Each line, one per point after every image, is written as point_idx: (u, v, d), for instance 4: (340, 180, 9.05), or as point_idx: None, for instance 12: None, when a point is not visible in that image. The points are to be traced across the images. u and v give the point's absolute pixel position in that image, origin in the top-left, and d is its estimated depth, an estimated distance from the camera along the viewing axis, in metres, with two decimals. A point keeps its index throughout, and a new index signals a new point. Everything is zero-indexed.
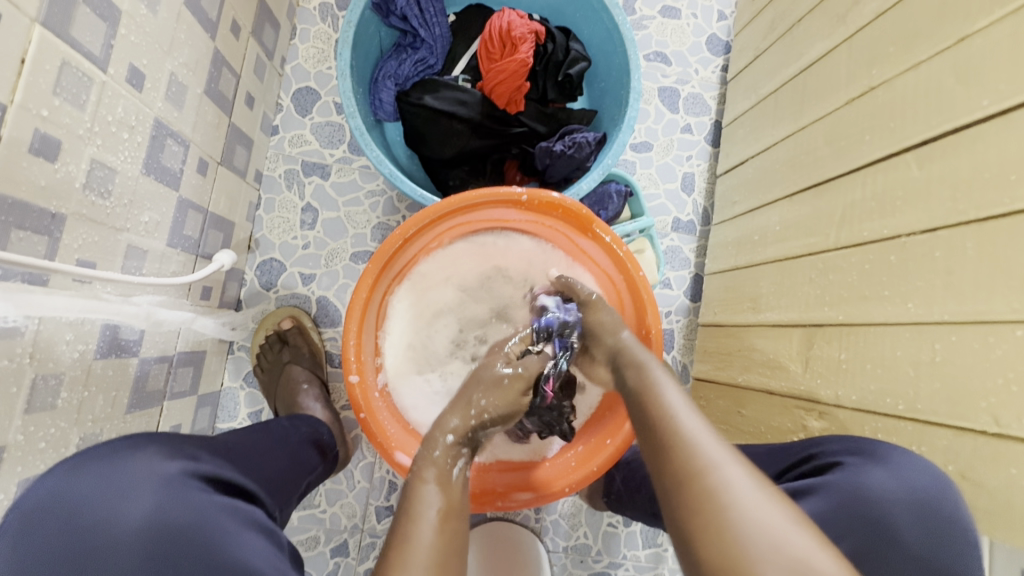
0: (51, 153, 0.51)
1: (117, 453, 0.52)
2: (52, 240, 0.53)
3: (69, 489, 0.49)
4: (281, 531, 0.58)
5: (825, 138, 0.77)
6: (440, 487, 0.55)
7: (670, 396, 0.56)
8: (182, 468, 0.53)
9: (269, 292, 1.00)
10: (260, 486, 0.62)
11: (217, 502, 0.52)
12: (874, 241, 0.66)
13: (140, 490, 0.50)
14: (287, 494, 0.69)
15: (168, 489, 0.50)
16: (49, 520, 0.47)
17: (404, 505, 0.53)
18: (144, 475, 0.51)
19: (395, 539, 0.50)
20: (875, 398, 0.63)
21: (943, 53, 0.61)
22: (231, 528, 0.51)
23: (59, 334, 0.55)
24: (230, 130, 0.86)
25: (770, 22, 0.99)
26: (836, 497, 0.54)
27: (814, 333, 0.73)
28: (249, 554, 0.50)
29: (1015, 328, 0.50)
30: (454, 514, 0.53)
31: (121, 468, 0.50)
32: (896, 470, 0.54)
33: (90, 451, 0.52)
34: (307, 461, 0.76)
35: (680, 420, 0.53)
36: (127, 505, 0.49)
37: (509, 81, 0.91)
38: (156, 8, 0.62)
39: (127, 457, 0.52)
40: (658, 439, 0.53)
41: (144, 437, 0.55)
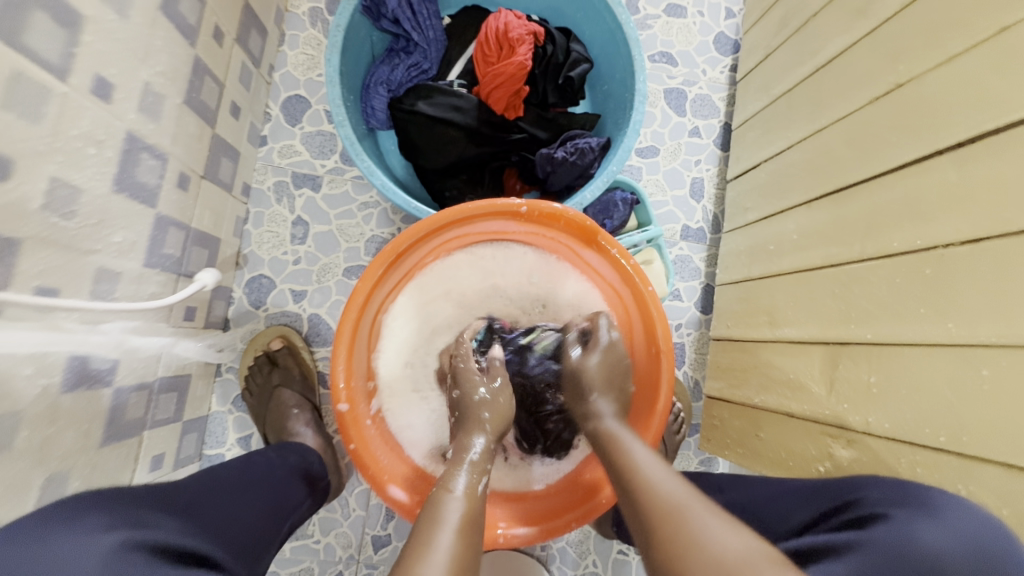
0: (3, 171, 0.46)
1: (54, 527, 0.46)
2: (8, 266, 0.48)
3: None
4: None
5: (846, 141, 0.72)
6: (466, 497, 0.55)
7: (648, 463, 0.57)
8: (131, 539, 0.47)
9: (259, 310, 0.95)
10: (224, 548, 0.57)
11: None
12: (905, 253, 0.60)
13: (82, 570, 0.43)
14: (261, 548, 0.63)
15: (113, 567, 0.44)
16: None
17: (428, 511, 0.53)
18: (86, 552, 0.44)
19: (412, 543, 0.49)
20: (913, 426, 0.57)
21: (980, 47, 0.56)
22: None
23: (17, 369, 0.50)
24: (215, 142, 0.82)
25: (781, 19, 0.94)
26: (879, 548, 0.47)
27: (839, 352, 0.67)
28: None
29: None
30: (473, 530, 0.52)
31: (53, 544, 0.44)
32: (943, 511, 0.48)
33: (37, 514, 0.47)
34: (285, 505, 0.70)
35: (667, 492, 0.52)
36: None
37: (506, 85, 0.86)
38: (127, 14, 0.58)
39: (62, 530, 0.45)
40: (649, 523, 0.50)
41: (89, 500, 0.50)
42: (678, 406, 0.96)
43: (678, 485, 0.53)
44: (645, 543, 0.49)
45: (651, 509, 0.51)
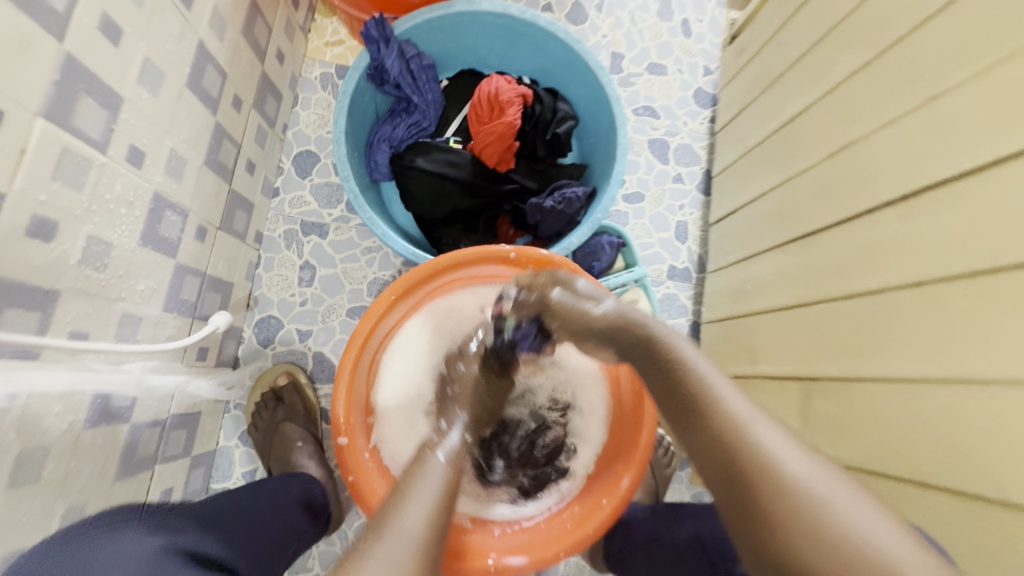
0: (48, 234, 0.53)
1: (94, 540, 0.52)
2: (45, 315, 0.54)
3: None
4: None
5: (809, 191, 0.78)
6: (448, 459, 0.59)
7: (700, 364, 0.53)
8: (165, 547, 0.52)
9: (266, 349, 1.01)
10: (241, 559, 0.61)
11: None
12: (861, 295, 0.64)
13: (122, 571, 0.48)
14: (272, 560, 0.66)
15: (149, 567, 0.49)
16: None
17: (412, 467, 0.58)
18: (122, 559, 0.49)
19: (391, 498, 0.54)
20: (878, 461, 0.60)
21: (909, 116, 0.61)
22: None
23: (46, 408, 0.56)
24: (231, 196, 0.90)
25: (753, 77, 1.02)
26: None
27: (812, 388, 0.70)
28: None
29: (1006, 388, 0.47)
30: (451, 496, 0.56)
31: (101, 552, 0.50)
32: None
33: (65, 539, 0.52)
34: (296, 526, 0.74)
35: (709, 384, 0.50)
36: None
37: (497, 143, 0.94)
38: (158, 92, 0.66)
39: (108, 539, 0.52)
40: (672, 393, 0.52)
41: (117, 525, 0.55)
42: (666, 439, 1.00)
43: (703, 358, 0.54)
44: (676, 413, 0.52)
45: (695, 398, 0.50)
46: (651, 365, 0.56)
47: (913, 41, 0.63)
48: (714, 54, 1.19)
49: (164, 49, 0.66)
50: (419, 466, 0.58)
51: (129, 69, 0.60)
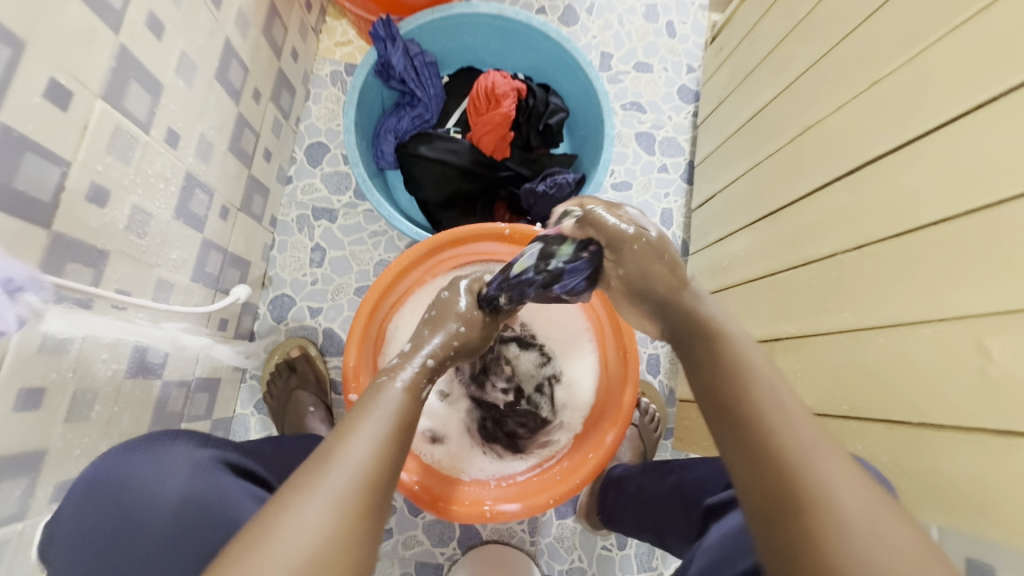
0: (103, 200, 0.61)
1: (154, 444, 0.61)
2: (97, 271, 0.63)
3: (115, 471, 0.57)
4: None
5: (775, 173, 0.86)
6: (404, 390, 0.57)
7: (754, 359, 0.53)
8: (210, 457, 0.63)
9: (280, 324, 1.09)
10: (275, 477, 0.70)
11: (235, 482, 0.61)
12: (817, 261, 0.72)
13: (175, 471, 0.59)
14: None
15: (195, 472, 0.60)
16: (92, 500, 0.55)
17: (363, 400, 0.55)
18: (174, 462, 0.60)
19: (338, 430, 0.51)
20: (826, 403, 0.67)
21: (860, 97, 0.69)
22: (247, 502, 0.59)
23: (96, 354, 0.63)
24: (250, 180, 0.98)
25: (730, 73, 1.10)
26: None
27: (776, 347, 0.78)
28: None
29: (926, 327, 0.54)
30: (405, 428, 0.54)
31: (162, 452, 0.60)
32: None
33: (135, 442, 0.62)
34: None
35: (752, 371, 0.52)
36: (166, 483, 0.57)
37: (494, 131, 1.03)
38: (192, 81, 0.74)
39: (167, 444, 0.62)
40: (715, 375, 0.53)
41: (173, 433, 0.65)
42: (650, 405, 1.06)
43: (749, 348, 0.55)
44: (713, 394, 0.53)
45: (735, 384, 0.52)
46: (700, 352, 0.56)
47: (860, 36, 0.71)
48: (697, 53, 1.27)
49: (197, 44, 0.74)
50: (371, 399, 0.55)
51: (169, 60, 0.69)
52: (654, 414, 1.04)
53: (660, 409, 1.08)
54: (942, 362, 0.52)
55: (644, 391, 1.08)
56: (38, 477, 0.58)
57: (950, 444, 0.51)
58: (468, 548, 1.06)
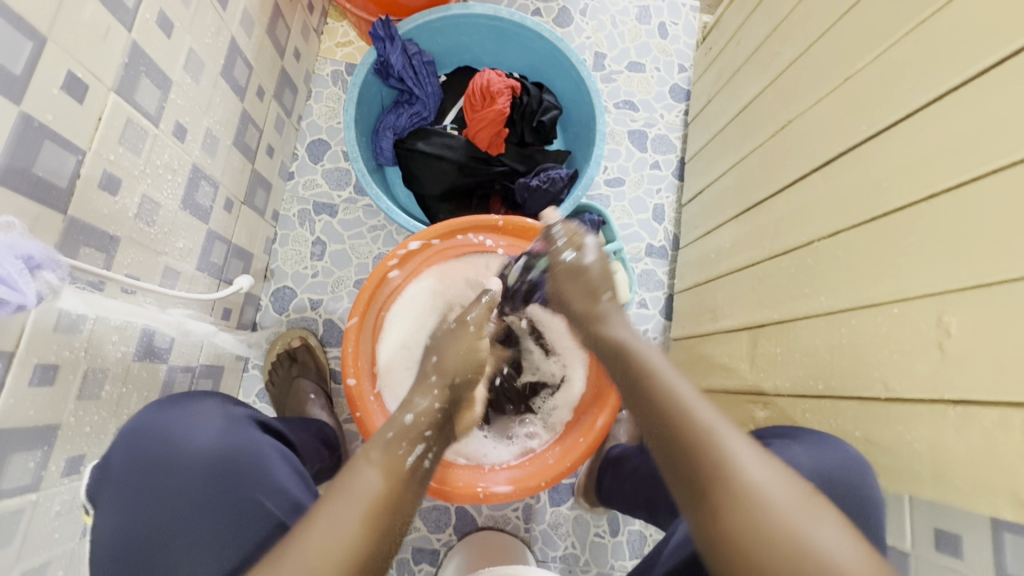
0: (114, 188, 0.65)
1: (189, 399, 0.67)
2: (108, 256, 0.66)
3: (157, 422, 0.63)
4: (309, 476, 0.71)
5: (759, 166, 0.89)
6: (383, 473, 0.56)
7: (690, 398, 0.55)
8: (242, 413, 0.67)
9: (282, 315, 1.12)
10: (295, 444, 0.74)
11: (264, 441, 0.66)
12: (796, 248, 0.75)
13: (210, 422, 0.64)
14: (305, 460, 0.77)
15: (230, 425, 0.65)
16: (139, 445, 0.61)
17: (341, 482, 0.54)
18: (211, 414, 0.65)
19: (307, 517, 0.51)
20: (802, 383, 0.70)
21: (836, 91, 0.73)
22: (277, 460, 0.65)
23: (106, 336, 0.67)
24: (253, 175, 1.01)
25: (719, 72, 1.14)
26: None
27: (758, 333, 0.81)
28: (285, 478, 0.64)
29: (893, 307, 0.57)
30: (383, 512, 0.53)
31: (197, 405, 0.66)
32: (822, 450, 0.59)
33: (173, 396, 0.67)
34: (317, 453, 0.81)
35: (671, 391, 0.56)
36: (201, 434, 0.63)
37: (488, 128, 1.06)
38: (199, 78, 0.78)
39: (202, 399, 0.67)
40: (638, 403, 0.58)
41: (203, 393, 0.70)
42: None
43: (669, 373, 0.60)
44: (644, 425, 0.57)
45: (663, 406, 0.55)
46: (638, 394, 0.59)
47: (837, 34, 0.74)
48: (689, 53, 1.31)
49: (205, 42, 0.78)
50: (344, 481, 0.54)
51: (178, 57, 0.72)
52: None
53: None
54: (908, 338, 0.55)
55: None
56: (51, 450, 0.61)
57: (914, 415, 0.54)
58: (463, 534, 1.08)
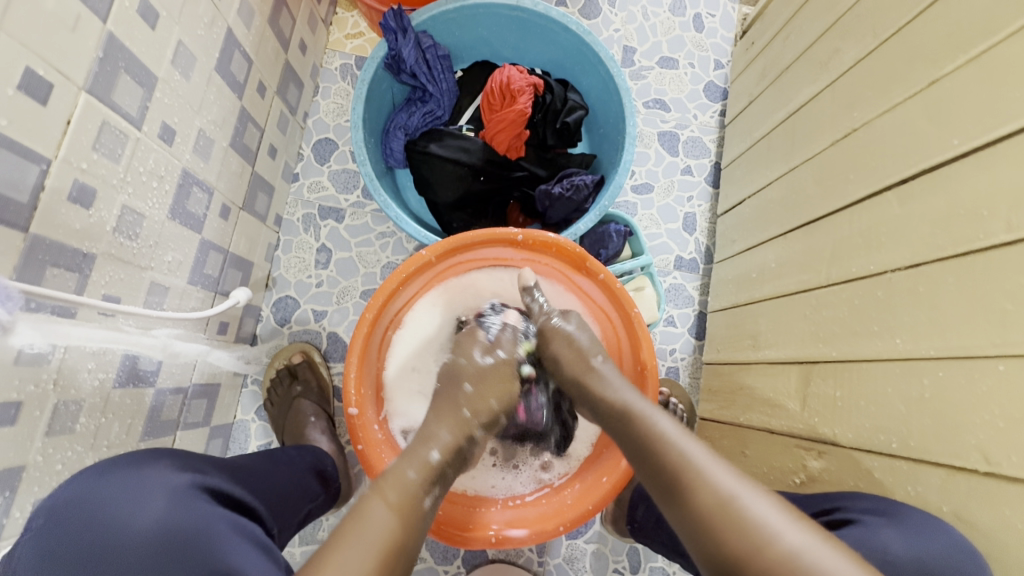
0: (88, 201, 0.57)
1: (127, 464, 0.55)
2: (82, 276, 0.59)
3: (77, 500, 0.51)
4: (275, 546, 0.58)
5: (812, 179, 0.78)
6: (393, 511, 0.52)
7: (705, 461, 0.52)
8: (190, 480, 0.55)
9: (283, 328, 1.05)
10: (265, 505, 0.63)
11: (212, 512, 0.54)
12: (863, 277, 0.65)
13: (153, 498, 0.52)
14: (291, 506, 0.68)
15: (176, 499, 0.52)
16: (67, 529, 0.50)
17: (351, 516, 0.51)
18: (154, 486, 0.53)
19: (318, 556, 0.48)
20: (871, 435, 0.60)
21: (915, 97, 0.62)
22: (233, 539, 0.52)
23: (80, 364, 0.60)
24: (253, 178, 0.93)
25: (761, 71, 1.03)
26: None
27: (811, 370, 0.71)
28: (243, 563, 0.51)
29: (996, 362, 0.48)
30: (393, 555, 0.50)
31: (130, 476, 0.53)
32: (905, 530, 0.50)
33: (111, 462, 0.55)
34: (306, 490, 0.72)
35: (714, 478, 0.50)
36: (132, 512, 0.51)
37: (508, 129, 0.97)
38: (190, 75, 0.70)
39: (136, 467, 0.54)
40: (673, 487, 0.52)
41: (150, 452, 0.58)
42: (678, 405, 0.99)
43: (728, 471, 0.51)
44: (682, 517, 0.50)
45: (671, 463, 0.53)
46: (641, 457, 0.56)
47: (916, 30, 0.64)
48: (726, 48, 1.20)
49: (196, 34, 0.69)
50: (359, 516, 0.51)
51: (164, 51, 0.64)
52: (682, 413, 0.97)
53: (687, 407, 1.01)
54: (1019, 405, 0.46)
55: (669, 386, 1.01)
56: (15, 495, 0.55)
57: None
58: (473, 567, 1.01)
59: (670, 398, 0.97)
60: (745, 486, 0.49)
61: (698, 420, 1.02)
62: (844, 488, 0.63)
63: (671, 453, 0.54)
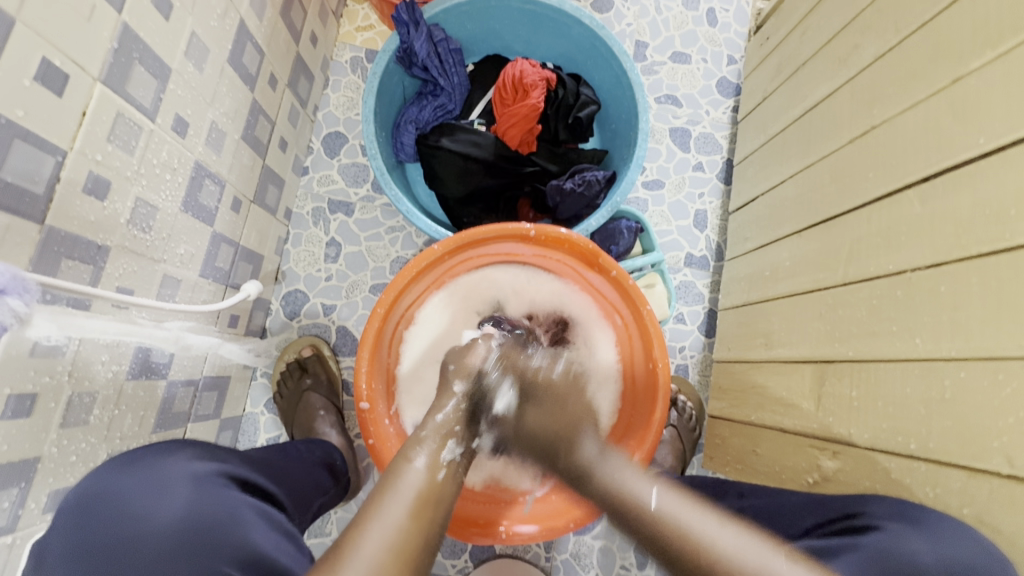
0: (102, 192, 0.57)
1: (149, 456, 0.55)
2: (97, 268, 0.59)
3: (101, 491, 0.51)
4: (295, 534, 0.58)
5: (830, 176, 0.77)
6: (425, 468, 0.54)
7: (738, 545, 0.48)
8: (214, 469, 0.55)
9: (293, 321, 1.05)
10: (282, 495, 0.63)
11: (237, 500, 0.54)
12: (881, 277, 0.64)
13: (178, 486, 0.52)
14: (306, 499, 0.69)
15: (202, 487, 0.53)
16: (90, 519, 0.49)
17: (386, 479, 0.53)
18: (178, 473, 0.53)
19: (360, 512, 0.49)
20: (889, 436, 0.60)
21: (939, 93, 0.61)
22: (257, 523, 0.53)
23: (94, 356, 0.60)
24: (264, 171, 0.93)
25: (777, 66, 1.02)
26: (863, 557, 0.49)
27: (826, 369, 0.71)
28: (269, 546, 0.53)
29: (1020, 365, 0.48)
30: (431, 506, 0.52)
31: (155, 465, 0.53)
32: (926, 533, 0.50)
33: (127, 457, 0.55)
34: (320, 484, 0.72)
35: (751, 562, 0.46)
36: (161, 497, 0.51)
37: (520, 124, 0.96)
38: (202, 66, 0.69)
39: (159, 458, 0.55)
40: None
41: (169, 445, 0.58)
42: (686, 402, 1.00)
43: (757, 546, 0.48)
44: None
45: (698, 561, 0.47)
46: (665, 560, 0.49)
47: (941, 25, 0.63)
48: (739, 44, 1.19)
49: (210, 25, 0.69)
50: (393, 478, 0.53)
51: (178, 42, 0.64)
52: (692, 412, 0.98)
53: (697, 406, 1.01)
54: None
55: (678, 383, 1.02)
56: (30, 487, 0.55)
57: None
58: (480, 561, 1.01)
59: (678, 395, 0.99)
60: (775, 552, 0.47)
61: (707, 418, 1.01)
62: (860, 489, 0.63)
63: (697, 554, 0.48)
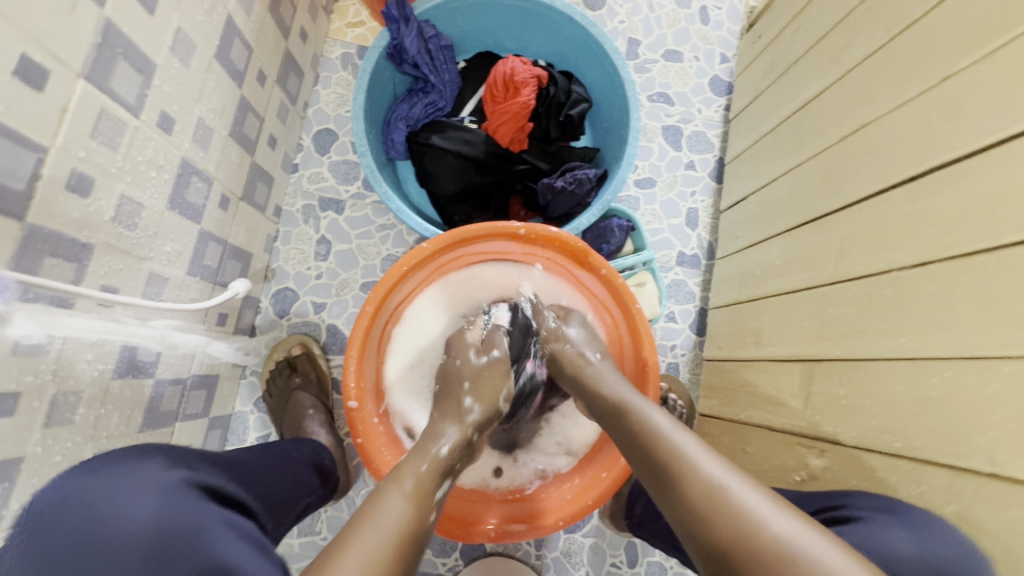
0: (85, 189, 0.56)
1: (119, 463, 0.54)
2: (80, 266, 0.58)
3: (68, 497, 0.51)
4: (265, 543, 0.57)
5: (820, 175, 0.78)
6: (406, 498, 0.52)
7: (765, 512, 0.46)
8: (182, 476, 0.55)
9: (282, 319, 1.04)
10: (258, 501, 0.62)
11: (204, 508, 0.53)
12: (869, 276, 0.65)
13: (145, 493, 0.51)
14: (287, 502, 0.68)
15: (168, 493, 0.52)
16: (54, 525, 0.49)
17: (368, 504, 0.51)
18: (144, 479, 0.53)
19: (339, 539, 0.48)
20: (875, 434, 0.60)
21: (928, 93, 0.62)
22: (224, 530, 0.52)
23: (79, 354, 0.59)
24: (253, 168, 0.92)
25: (769, 65, 1.02)
26: None
27: (814, 368, 0.71)
28: (235, 553, 0.51)
29: (1003, 364, 0.48)
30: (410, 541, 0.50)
31: (122, 472, 0.53)
32: (909, 530, 0.50)
33: (96, 462, 0.54)
34: (300, 488, 0.71)
35: (778, 531, 0.44)
36: (126, 503, 0.50)
37: (511, 122, 0.96)
38: (189, 62, 0.69)
39: (127, 465, 0.54)
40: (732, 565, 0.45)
41: (141, 450, 0.57)
42: (678, 402, 0.99)
43: (784, 517, 0.46)
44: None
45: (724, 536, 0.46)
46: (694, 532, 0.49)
47: (930, 24, 0.63)
48: (732, 42, 1.19)
49: (196, 20, 0.68)
50: (373, 506, 0.51)
51: (163, 37, 0.63)
52: (682, 410, 0.98)
53: (687, 404, 1.01)
54: None
55: (670, 383, 1.01)
56: (13, 486, 0.54)
57: None
58: (470, 559, 1.01)
59: (671, 397, 0.97)
60: (806, 528, 0.44)
61: (697, 416, 1.02)
62: (846, 487, 0.63)
63: (723, 527, 0.47)
